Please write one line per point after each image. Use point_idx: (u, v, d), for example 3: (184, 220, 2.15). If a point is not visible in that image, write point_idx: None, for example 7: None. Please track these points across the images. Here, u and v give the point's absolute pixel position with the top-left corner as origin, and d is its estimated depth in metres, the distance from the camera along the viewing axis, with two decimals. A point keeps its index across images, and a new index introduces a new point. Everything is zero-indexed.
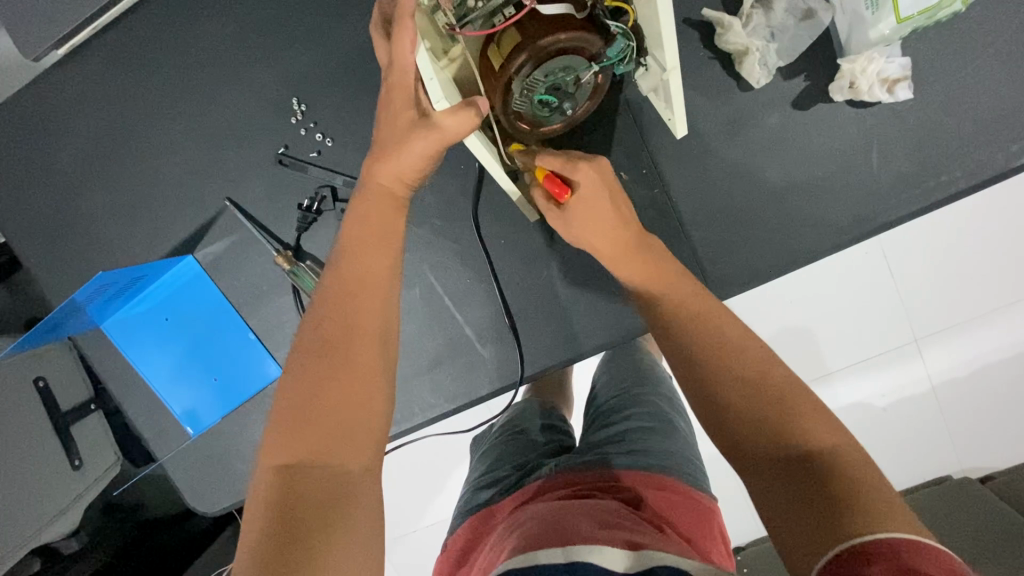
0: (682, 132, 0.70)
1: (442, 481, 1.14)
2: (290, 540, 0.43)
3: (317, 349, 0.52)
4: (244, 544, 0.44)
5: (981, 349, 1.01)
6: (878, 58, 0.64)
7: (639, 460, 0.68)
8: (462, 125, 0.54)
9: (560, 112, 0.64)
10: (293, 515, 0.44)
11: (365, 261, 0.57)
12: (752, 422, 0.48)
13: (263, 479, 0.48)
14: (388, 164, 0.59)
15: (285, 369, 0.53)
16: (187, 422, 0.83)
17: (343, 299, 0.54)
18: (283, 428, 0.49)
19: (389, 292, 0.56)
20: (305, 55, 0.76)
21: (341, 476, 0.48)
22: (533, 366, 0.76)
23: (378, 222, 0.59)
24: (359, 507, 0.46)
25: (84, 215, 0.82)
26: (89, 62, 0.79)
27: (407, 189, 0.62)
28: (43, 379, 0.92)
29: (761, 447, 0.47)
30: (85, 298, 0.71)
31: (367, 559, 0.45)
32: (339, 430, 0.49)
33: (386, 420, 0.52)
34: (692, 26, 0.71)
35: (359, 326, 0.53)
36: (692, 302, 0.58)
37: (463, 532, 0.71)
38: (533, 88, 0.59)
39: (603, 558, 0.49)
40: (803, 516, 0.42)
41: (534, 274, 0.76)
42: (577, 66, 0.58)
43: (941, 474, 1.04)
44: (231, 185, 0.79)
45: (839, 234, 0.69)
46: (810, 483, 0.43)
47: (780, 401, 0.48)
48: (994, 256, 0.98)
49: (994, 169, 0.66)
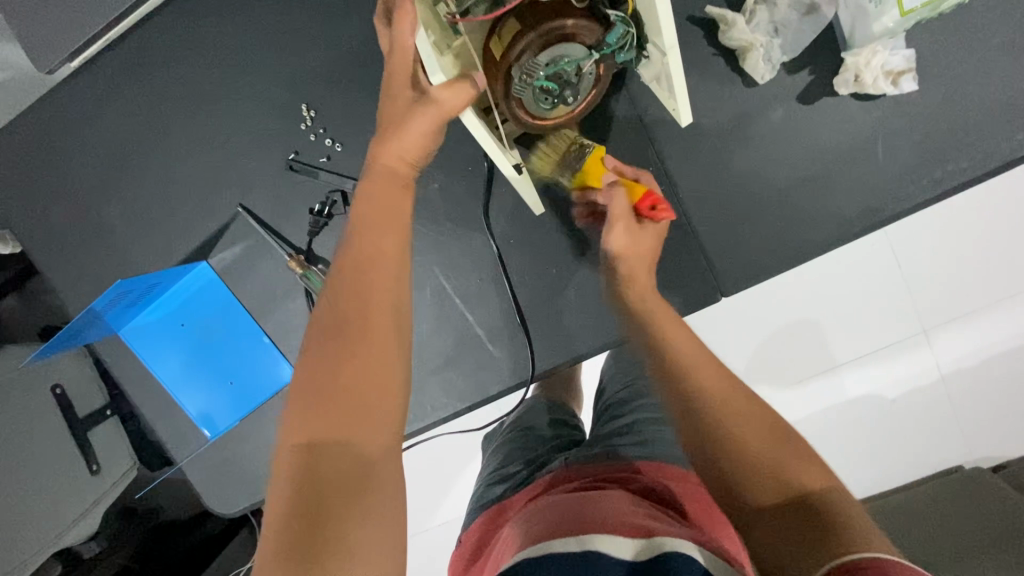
0: (687, 120, 0.70)
1: (451, 481, 1.16)
2: (313, 520, 0.44)
3: (333, 327, 0.53)
4: (268, 525, 0.45)
5: (991, 338, 1.00)
6: (882, 50, 0.64)
7: (650, 451, 0.70)
8: (458, 98, 0.58)
9: (561, 104, 0.62)
10: (317, 495, 0.45)
11: (376, 238, 0.58)
12: (749, 468, 0.51)
13: (283, 459, 0.48)
14: (390, 144, 0.61)
15: (305, 347, 0.54)
16: (204, 425, 0.85)
17: (358, 275, 0.55)
18: (303, 406, 0.50)
19: (400, 273, 0.57)
20: (314, 62, 0.77)
21: (360, 456, 0.48)
22: (544, 363, 0.77)
23: (386, 199, 0.60)
24: (379, 488, 0.47)
25: (99, 223, 0.83)
26: (102, 74, 0.81)
27: (411, 168, 0.63)
28: (60, 387, 0.96)
29: (760, 490, 0.50)
30: (103, 307, 0.73)
31: (390, 537, 0.45)
32: (358, 411, 0.49)
33: (404, 396, 0.52)
34: (696, 23, 0.71)
35: (373, 305, 0.54)
36: (685, 344, 0.62)
37: (478, 526, 0.72)
38: (535, 71, 0.57)
39: (617, 548, 0.49)
40: (794, 547, 0.45)
41: (543, 273, 0.77)
42: (580, 54, 0.57)
43: (954, 463, 1.04)
44: (243, 191, 0.80)
45: (845, 227, 0.69)
46: (800, 519, 0.46)
47: (772, 444, 0.52)
48: (1003, 244, 0.98)
49: (1001, 159, 0.66)
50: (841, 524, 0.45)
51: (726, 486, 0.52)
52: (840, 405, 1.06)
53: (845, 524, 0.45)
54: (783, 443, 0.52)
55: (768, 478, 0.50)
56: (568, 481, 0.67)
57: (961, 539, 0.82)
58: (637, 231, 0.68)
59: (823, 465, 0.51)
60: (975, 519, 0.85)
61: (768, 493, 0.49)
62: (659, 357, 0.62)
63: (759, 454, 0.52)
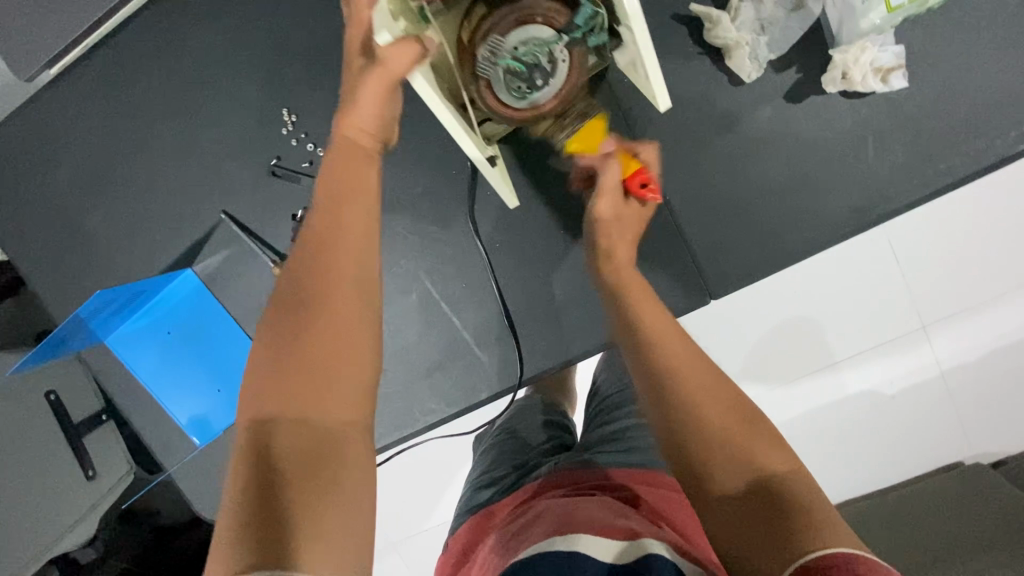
0: (666, 104, 0.68)
1: (448, 480, 1.15)
2: (276, 501, 0.42)
3: (291, 300, 0.50)
4: (227, 503, 0.44)
5: (987, 334, 0.99)
6: (870, 47, 0.63)
7: (638, 458, 0.69)
8: (403, 55, 0.55)
9: (534, 90, 0.61)
10: (278, 470, 0.44)
11: (337, 211, 0.53)
12: (715, 451, 0.50)
13: (242, 435, 0.47)
14: (350, 114, 0.57)
15: (262, 323, 0.51)
16: (194, 432, 0.84)
17: (318, 247, 0.52)
18: (263, 383, 0.48)
19: (367, 245, 0.53)
20: (294, 66, 0.76)
21: (324, 430, 0.46)
22: (532, 368, 0.76)
23: (347, 170, 0.55)
24: (346, 463, 0.46)
25: (82, 231, 0.82)
26: (81, 82, 0.80)
27: (376, 141, 0.58)
28: (54, 394, 0.92)
29: (732, 474, 0.49)
30: (88, 314, 0.72)
31: (357, 511, 0.44)
32: (319, 383, 0.47)
33: (373, 367, 0.50)
34: (681, 21, 0.70)
35: (331, 276, 0.50)
36: (658, 313, 0.60)
37: (464, 530, 0.71)
38: (499, 50, 0.58)
39: (598, 550, 0.49)
40: (759, 540, 0.44)
41: (530, 276, 0.76)
42: (547, 35, 0.58)
43: (952, 459, 1.03)
44: (226, 198, 0.79)
45: (836, 227, 0.68)
46: (769, 510, 0.45)
47: (742, 421, 0.51)
48: (999, 238, 0.97)
49: (994, 156, 0.65)
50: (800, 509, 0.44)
51: (691, 470, 0.50)
52: (836, 403, 1.05)
53: (807, 510, 0.44)
54: (750, 424, 0.51)
55: (733, 462, 0.49)
56: (556, 486, 0.66)
57: (958, 533, 0.81)
58: (620, 208, 0.66)
59: (788, 447, 0.51)
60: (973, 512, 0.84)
61: (735, 481, 0.48)
62: (631, 326, 0.59)
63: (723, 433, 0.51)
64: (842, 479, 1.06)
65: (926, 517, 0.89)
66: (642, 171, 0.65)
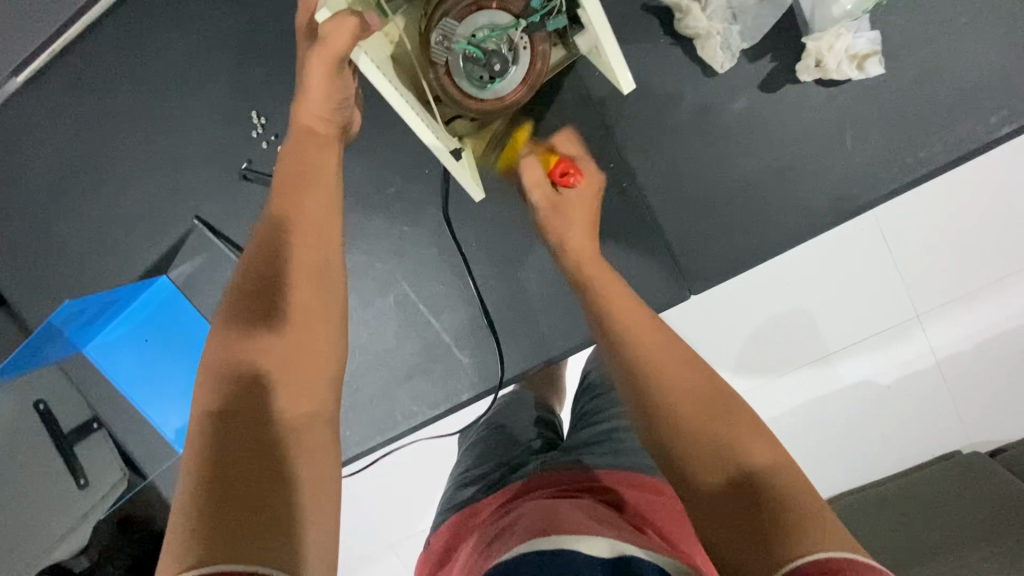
0: (630, 86, 0.65)
1: (438, 482, 1.11)
2: (237, 485, 0.41)
3: (252, 291, 0.51)
4: (179, 497, 0.41)
5: (982, 320, 0.97)
6: (845, 33, 0.61)
7: (621, 459, 0.68)
8: (343, 33, 0.53)
9: (491, 74, 0.62)
10: (240, 460, 0.42)
11: (295, 196, 0.54)
12: (694, 445, 0.48)
13: (195, 429, 0.45)
14: (304, 103, 0.58)
15: (220, 316, 0.51)
16: (179, 442, 0.83)
17: (277, 236, 0.53)
18: (226, 373, 0.48)
19: (325, 226, 0.54)
20: (263, 67, 0.76)
21: (287, 418, 0.46)
22: (512, 368, 0.75)
23: (307, 154, 0.57)
24: (310, 457, 0.45)
25: (54, 240, 0.81)
26: (50, 89, 0.79)
27: (333, 126, 0.60)
28: (43, 403, 0.82)
29: (714, 465, 0.46)
30: (63, 321, 0.71)
31: (325, 503, 0.44)
32: (286, 376, 0.48)
33: (339, 365, 0.52)
34: (651, 11, 0.68)
35: (292, 266, 0.52)
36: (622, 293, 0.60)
37: (446, 529, 0.70)
38: (454, 35, 0.60)
39: (586, 546, 0.47)
40: (740, 539, 0.42)
41: (509, 275, 0.75)
42: (502, 22, 0.60)
43: (951, 449, 1.00)
44: (199, 203, 0.78)
45: (817, 218, 0.67)
46: (751, 504, 0.43)
47: (722, 406, 0.50)
48: (991, 224, 0.95)
49: (975, 142, 0.64)
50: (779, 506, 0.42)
51: (673, 466, 0.48)
52: (830, 395, 1.03)
53: (794, 508, 0.42)
54: (734, 413, 0.49)
55: (714, 455, 0.47)
56: (541, 486, 0.64)
57: (956, 522, 0.79)
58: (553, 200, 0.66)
59: (776, 438, 0.48)
60: (972, 501, 0.81)
61: (718, 477, 0.46)
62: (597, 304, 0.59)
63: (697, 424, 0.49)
64: (838, 471, 1.04)
65: (918, 505, 0.87)
66: (561, 160, 0.66)
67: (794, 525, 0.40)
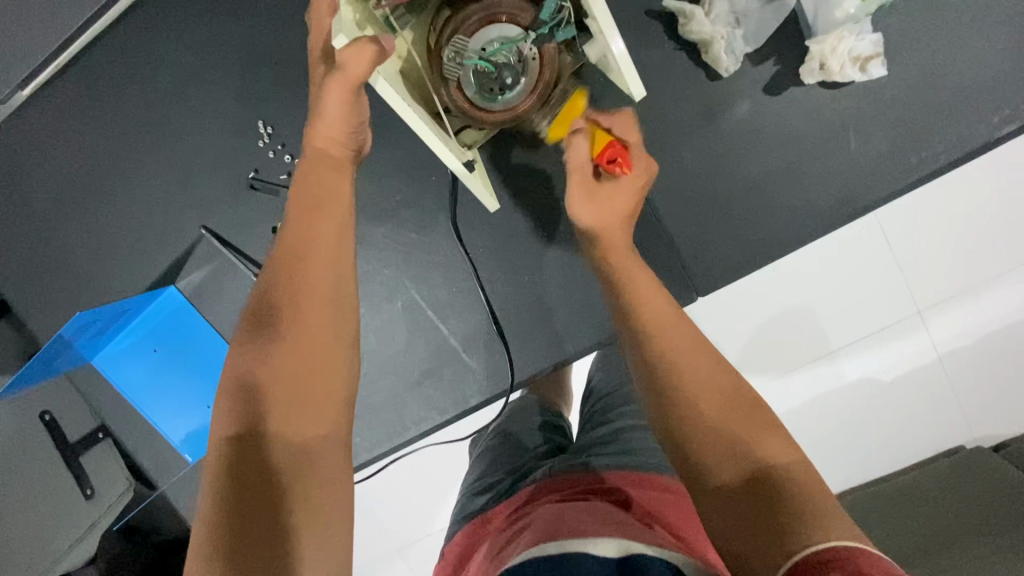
0: (640, 93, 0.65)
1: (449, 485, 1.11)
2: (255, 511, 0.42)
3: (268, 315, 0.51)
4: (200, 517, 0.43)
5: (986, 317, 0.98)
6: (848, 36, 0.62)
7: (634, 460, 0.67)
8: (361, 58, 0.54)
9: (502, 86, 0.62)
10: (257, 483, 0.44)
11: (314, 221, 0.55)
12: (710, 445, 0.48)
13: (214, 453, 0.46)
14: (320, 125, 0.58)
15: (239, 337, 0.52)
16: (187, 449, 0.83)
17: (293, 261, 0.53)
18: (246, 395, 0.48)
19: (343, 254, 0.55)
20: (268, 77, 0.76)
21: (302, 445, 0.46)
22: (522, 372, 0.76)
23: (323, 176, 0.57)
24: (325, 484, 0.45)
25: (62, 252, 0.82)
26: (56, 101, 0.79)
27: (347, 149, 0.60)
28: (48, 414, 0.83)
29: (730, 460, 0.47)
30: (73, 334, 0.71)
31: (338, 530, 0.45)
32: (298, 400, 0.48)
33: (352, 385, 0.51)
34: (655, 17, 0.69)
35: (309, 291, 0.52)
36: (648, 289, 0.59)
37: (460, 538, 0.69)
38: (466, 51, 0.61)
39: (596, 547, 0.48)
40: (749, 529, 0.42)
41: (517, 280, 0.75)
42: (512, 35, 0.61)
43: (954, 444, 1.01)
44: (206, 213, 0.79)
45: (822, 218, 0.67)
46: (765, 497, 0.43)
47: (741, 402, 0.51)
48: (993, 221, 0.95)
49: (978, 141, 0.64)
50: (799, 508, 0.42)
51: (689, 462, 0.49)
52: (836, 392, 1.03)
53: (808, 505, 0.42)
54: (750, 412, 0.50)
55: (730, 451, 0.47)
56: (553, 491, 0.64)
57: (964, 514, 0.80)
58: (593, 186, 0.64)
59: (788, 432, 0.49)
60: (978, 494, 0.82)
61: (732, 472, 0.46)
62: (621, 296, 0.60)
63: (717, 421, 0.50)
64: (845, 468, 1.05)
65: (921, 501, 0.88)
66: (611, 145, 0.62)
67: (804, 517, 0.41)
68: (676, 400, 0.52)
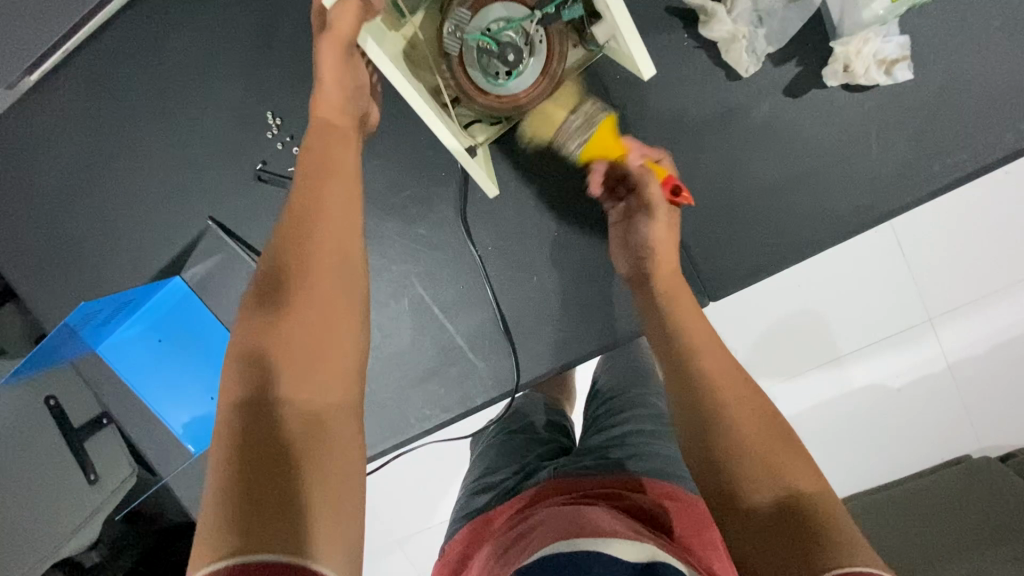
0: (649, 71, 0.64)
1: (450, 479, 1.11)
2: (265, 475, 0.41)
3: (274, 281, 0.50)
4: (211, 482, 0.42)
5: (1002, 325, 0.96)
6: (873, 38, 0.61)
7: (642, 464, 0.67)
8: (348, 12, 0.55)
9: (506, 64, 0.60)
10: (269, 449, 0.43)
11: (319, 188, 0.54)
12: (745, 466, 0.49)
13: (223, 420, 0.45)
14: (326, 94, 0.59)
15: (247, 305, 0.50)
16: (189, 441, 0.82)
17: (297, 229, 0.52)
18: (260, 361, 0.47)
19: (351, 222, 0.54)
20: (278, 67, 0.75)
21: (309, 411, 0.45)
22: (527, 373, 0.74)
23: (333, 147, 0.58)
24: (332, 449, 0.44)
25: (68, 240, 0.81)
26: (65, 86, 0.78)
27: (350, 119, 0.61)
28: (54, 398, 0.81)
29: (761, 477, 0.48)
30: (78, 322, 0.71)
31: (348, 499, 0.43)
32: (307, 366, 0.47)
33: (361, 353, 0.51)
34: (675, 14, 0.67)
35: (316, 256, 0.51)
36: (688, 303, 0.63)
37: (460, 537, 0.69)
38: (467, 27, 0.60)
39: (614, 549, 0.47)
40: (778, 553, 0.43)
41: (525, 280, 0.74)
42: (519, 15, 0.60)
43: (960, 453, 0.99)
44: (213, 203, 0.78)
45: (838, 225, 0.66)
46: (794, 523, 0.44)
47: (777, 428, 0.52)
48: (1012, 228, 0.93)
49: (1004, 150, 0.62)
50: (825, 532, 0.43)
51: (719, 476, 0.50)
52: (841, 397, 1.02)
53: (833, 529, 0.43)
54: (781, 439, 0.51)
55: (767, 477, 0.48)
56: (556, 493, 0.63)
57: (969, 523, 0.78)
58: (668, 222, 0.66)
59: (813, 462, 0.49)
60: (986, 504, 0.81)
61: (763, 493, 0.47)
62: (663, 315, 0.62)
63: (756, 444, 0.50)
64: (849, 475, 1.03)
65: (926, 510, 0.87)
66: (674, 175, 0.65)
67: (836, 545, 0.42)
68: (708, 412, 0.53)
